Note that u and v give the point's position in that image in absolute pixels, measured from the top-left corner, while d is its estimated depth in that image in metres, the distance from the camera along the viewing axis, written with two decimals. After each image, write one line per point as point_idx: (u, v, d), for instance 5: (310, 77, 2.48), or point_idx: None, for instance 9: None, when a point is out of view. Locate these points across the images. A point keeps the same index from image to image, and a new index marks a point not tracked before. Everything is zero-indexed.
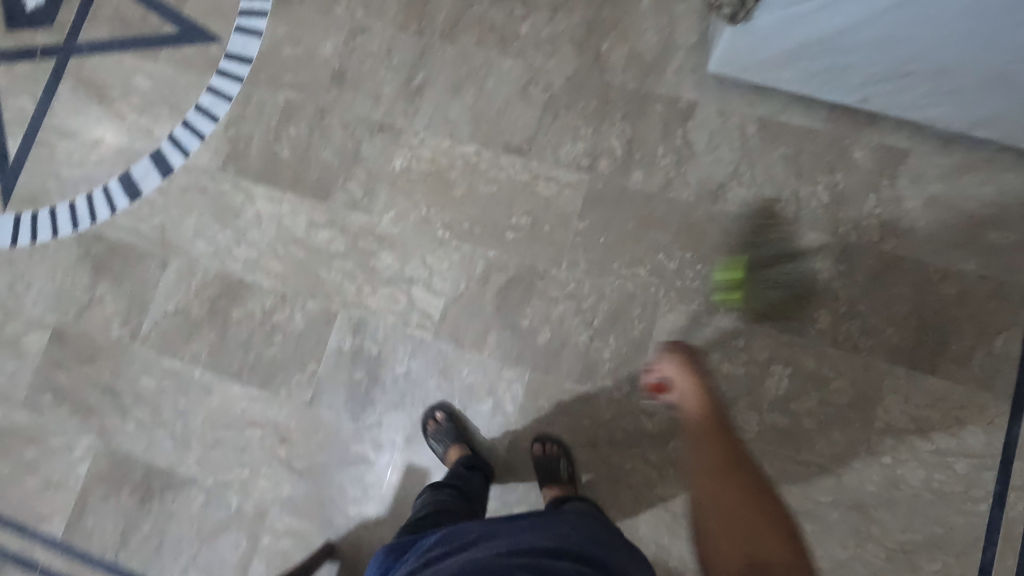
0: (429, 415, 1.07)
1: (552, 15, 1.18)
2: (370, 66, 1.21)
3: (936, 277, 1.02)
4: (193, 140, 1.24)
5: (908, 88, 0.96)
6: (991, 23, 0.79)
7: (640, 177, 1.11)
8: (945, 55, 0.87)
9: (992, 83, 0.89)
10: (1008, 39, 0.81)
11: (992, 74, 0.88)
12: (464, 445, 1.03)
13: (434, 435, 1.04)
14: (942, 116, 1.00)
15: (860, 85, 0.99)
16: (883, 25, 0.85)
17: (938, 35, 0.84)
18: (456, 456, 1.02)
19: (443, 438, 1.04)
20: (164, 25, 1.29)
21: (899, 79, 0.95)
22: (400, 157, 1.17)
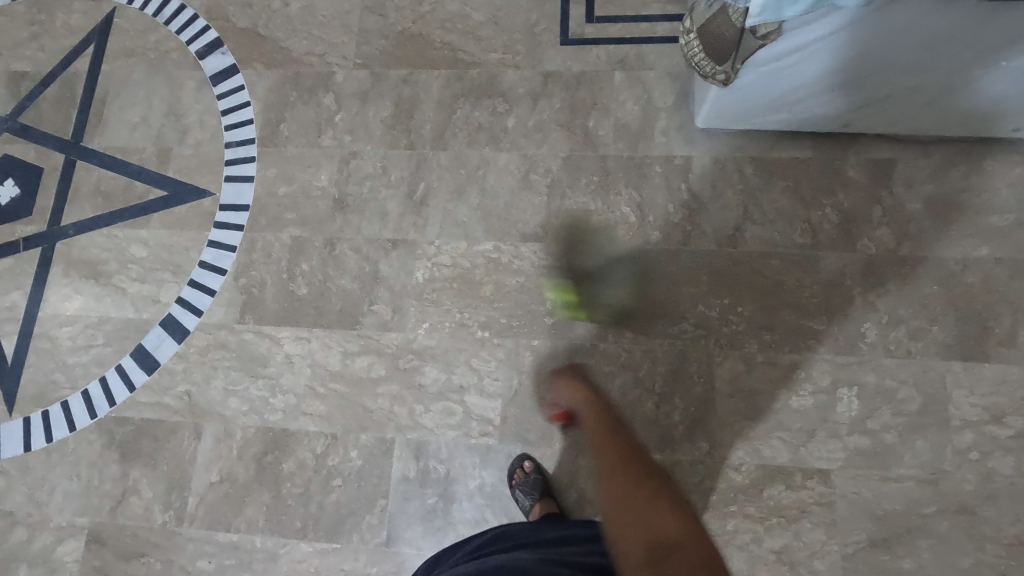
0: (516, 465, 1.04)
1: (534, 105, 1.23)
2: (369, 187, 1.22)
3: (958, 269, 1.06)
4: (203, 297, 1.20)
5: (887, 111, 1.03)
6: (954, 46, 0.87)
7: (658, 236, 1.14)
8: (917, 78, 0.94)
9: (963, 93, 0.97)
10: (972, 55, 0.88)
11: (962, 86, 0.95)
12: (551, 501, 1.01)
13: (522, 486, 1.02)
14: (922, 128, 1.07)
15: (841, 116, 1.06)
16: (863, 62, 0.91)
17: (909, 64, 0.91)
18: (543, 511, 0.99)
19: (530, 491, 1.01)
20: (150, 191, 1.28)
21: (877, 106, 1.02)
22: (420, 268, 1.17)
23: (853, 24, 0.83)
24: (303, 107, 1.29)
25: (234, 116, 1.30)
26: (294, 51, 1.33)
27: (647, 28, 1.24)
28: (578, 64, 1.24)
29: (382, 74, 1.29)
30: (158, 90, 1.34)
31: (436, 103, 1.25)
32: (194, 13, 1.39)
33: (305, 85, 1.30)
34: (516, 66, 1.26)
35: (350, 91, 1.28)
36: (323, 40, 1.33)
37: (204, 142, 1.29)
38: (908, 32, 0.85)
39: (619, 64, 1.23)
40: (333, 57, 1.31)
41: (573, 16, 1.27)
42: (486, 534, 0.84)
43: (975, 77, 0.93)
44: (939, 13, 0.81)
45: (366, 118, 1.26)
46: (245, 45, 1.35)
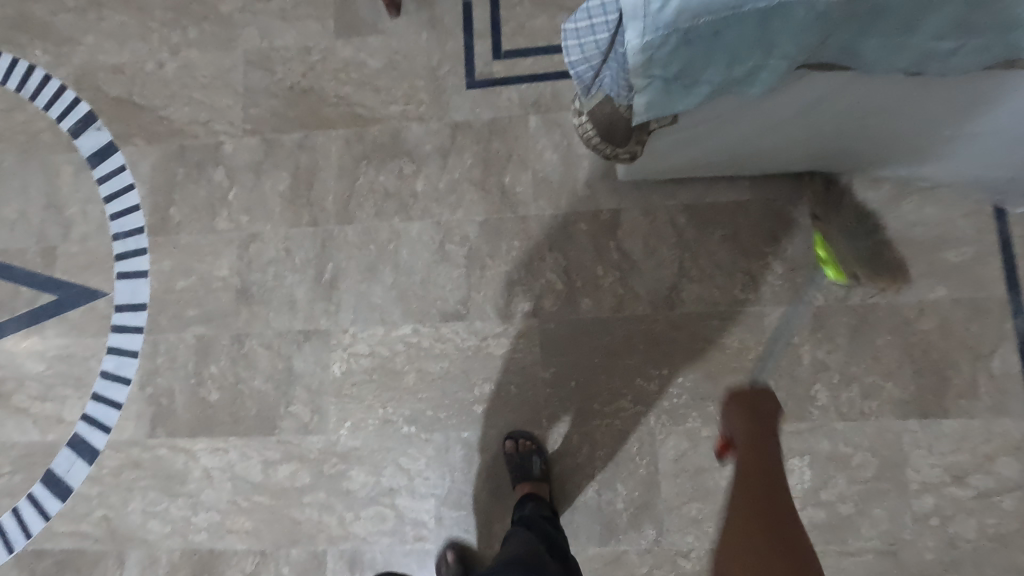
0: (441, 553, 0.99)
1: (444, 162, 1.11)
2: (274, 273, 1.11)
3: (912, 315, 0.97)
4: (110, 412, 1.11)
5: (829, 151, 0.89)
6: (894, 104, 0.73)
7: (589, 304, 1.04)
8: (855, 128, 0.80)
9: (906, 140, 0.84)
10: (918, 104, 0.73)
11: (910, 129, 0.80)
12: None
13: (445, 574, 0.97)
14: (867, 163, 0.93)
15: (777, 157, 0.91)
16: (784, 127, 0.79)
17: (845, 117, 0.76)
18: None
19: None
20: (38, 296, 1.17)
21: (816, 147, 0.87)
22: (337, 360, 1.07)
23: (759, 106, 0.70)
24: (193, 186, 1.16)
25: (119, 203, 1.18)
26: (177, 120, 1.19)
27: (562, 62, 1.11)
28: (488, 110, 1.11)
29: (275, 140, 1.16)
30: (33, 179, 1.21)
31: (337, 169, 1.13)
32: (61, 84, 1.23)
33: (193, 160, 1.17)
34: (421, 118, 1.13)
35: (242, 163, 1.16)
36: (207, 105, 1.19)
37: (89, 235, 1.17)
38: (839, 94, 0.69)
39: (533, 106, 1.10)
40: (220, 124, 1.18)
41: (478, 54, 1.13)
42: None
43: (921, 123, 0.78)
44: (859, 86, 0.68)
45: (262, 193, 1.14)
46: (122, 118, 1.20)
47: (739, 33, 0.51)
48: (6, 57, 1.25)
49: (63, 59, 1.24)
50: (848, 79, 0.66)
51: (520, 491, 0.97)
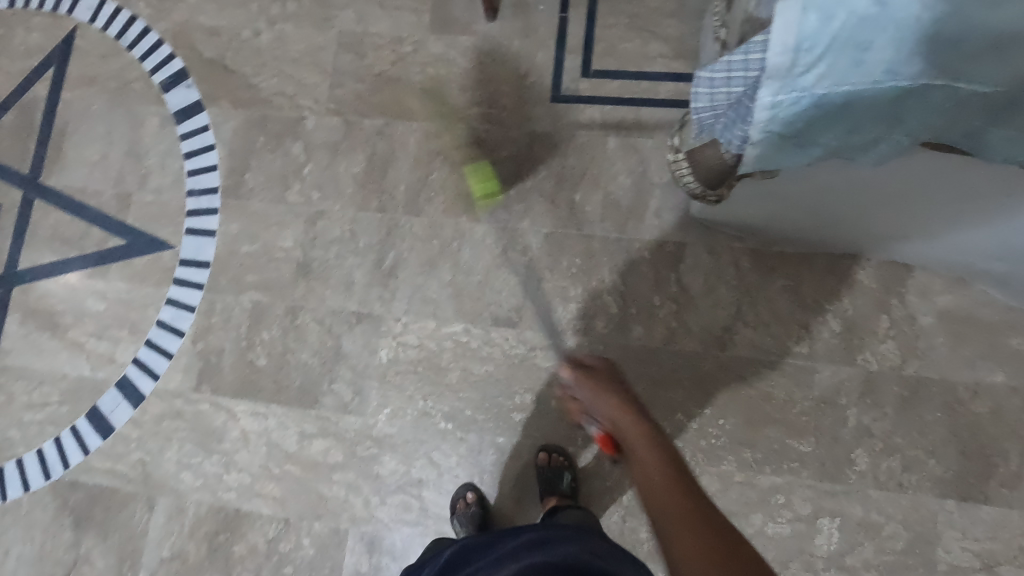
0: (459, 494, 1.02)
1: (518, 170, 1.12)
2: (336, 253, 1.14)
3: (967, 396, 0.97)
4: (160, 361, 1.15)
5: (906, 234, 0.91)
6: (984, 199, 0.75)
7: (640, 331, 1.05)
8: (941, 216, 0.82)
9: (984, 242, 0.86)
10: (1006, 207, 0.76)
11: (992, 231, 0.83)
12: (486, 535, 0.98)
13: (460, 517, 1.00)
14: (938, 259, 0.95)
15: (851, 228, 0.93)
16: (871, 194, 0.81)
17: (933, 199, 0.78)
18: None
19: (467, 523, 0.99)
20: (108, 239, 1.20)
21: (891, 227, 0.90)
22: (385, 347, 1.09)
23: (855, 169, 0.72)
24: (270, 156, 1.19)
25: (197, 161, 1.21)
26: (264, 89, 1.22)
27: (649, 88, 1.12)
28: (568, 126, 1.12)
29: (356, 124, 1.18)
30: (120, 125, 1.25)
31: (412, 161, 1.15)
32: (158, 37, 1.27)
33: (273, 130, 1.20)
34: (501, 124, 1.14)
35: (321, 141, 1.18)
36: (294, 80, 1.22)
37: (165, 188, 1.21)
38: (945, 176, 0.72)
39: (614, 129, 1.11)
40: (304, 100, 1.20)
41: (567, 69, 1.14)
42: (453, 549, 0.73)
43: (1005, 230, 0.81)
44: (959, 171, 0.70)
45: (336, 173, 1.17)
46: (212, 79, 1.24)
47: (867, 106, 0.51)
48: (111, 4, 1.30)
49: (164, 14, 1.28)
50: (950, 162, 0.68)
51: (548, 504, 0.98)
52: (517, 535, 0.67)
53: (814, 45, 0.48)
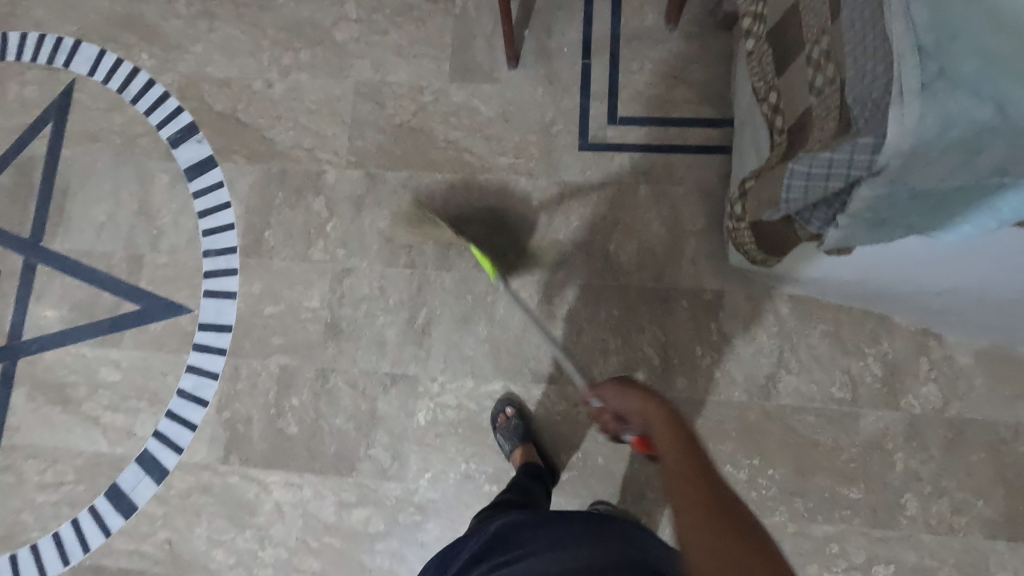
0: (498, 409, 1.04)
1: (549, 220, 1.11)
2: (365, 312, 1.10)
3: (1009, 435, 0.98)
4: (183, 432, 1.09)
5: (954, 311, 0.92)
6: None
7: (684, 383, 1.04)
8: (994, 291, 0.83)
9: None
10: None
11: None
12: (533, 447, 1.00)
13: (504, 431, 1.01)
14: (973, 324, 0.95)
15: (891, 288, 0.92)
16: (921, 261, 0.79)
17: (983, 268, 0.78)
18: (523, 458, 0.99)
19: (512, 435, 1.01)
20: (120, 304, 1.15)
21: (933, 291, 0.89)
22: (423, 409, 1.06)
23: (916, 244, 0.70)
24: (290, 212, 1.15)
25: (213, 219, 1.16)
26: (280, 142, 1.18)
27: (677, 133, 1.11)
28: (598, 174, 1.11)
29: (379, 176, 1.15)
30: (126, 182, 1.19)
31: (440, 214, 1.12)
32: (164, 90, 1.22)
33: (293, 185, 1.16)
34: (530, 173, 1.12)
35: (343, 195, 1.15)
36: (312, 132, 1.18)
37: (179, 248, 1.16)
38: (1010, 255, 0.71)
39: (645, 176, 1.11)
40: (324, 152, 1.17)
41: (594, 116, 1.13)
42: (497, 522, 0.72)
43: None
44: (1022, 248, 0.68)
45: (361, 228, 1.13)
46: (224, 132, 1.19)
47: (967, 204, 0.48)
48: (112, 56, 1.25)
49: (169, 65, 1.23)
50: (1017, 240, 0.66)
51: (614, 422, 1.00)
52: (564, 518, 0.67)
53: (930, 148, 0.45)
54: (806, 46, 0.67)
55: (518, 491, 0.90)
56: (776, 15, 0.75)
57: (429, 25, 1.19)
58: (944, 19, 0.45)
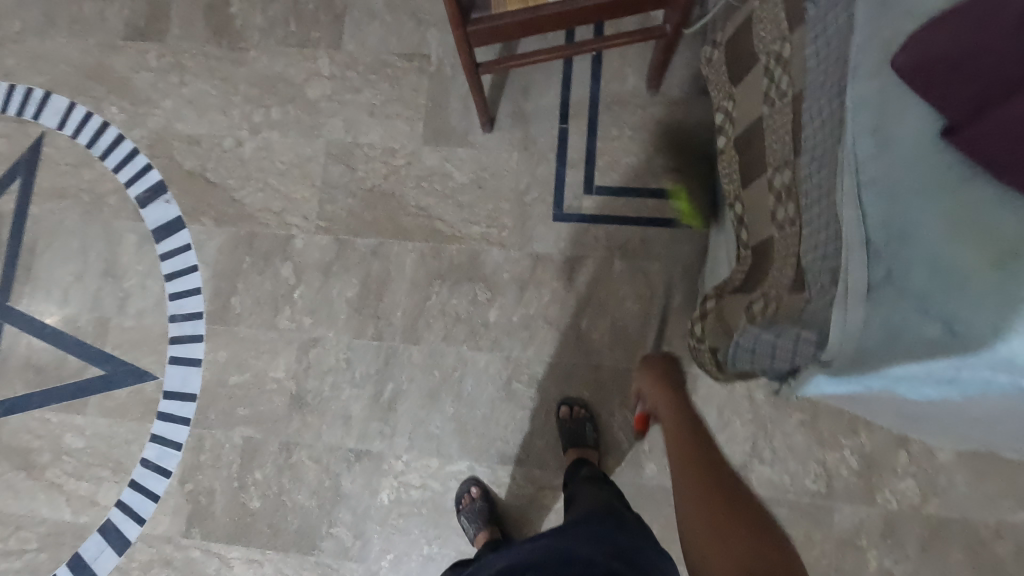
0: (463, 489, 1.02)
1: (521, 293, 1.07)
2: (331, 385, 1.08)
3: (988, 536, 0.94)
4: (146, 502, 1.08)
5: (916, 430, 0.90)
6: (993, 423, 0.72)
7: (654, 470, 1.01)
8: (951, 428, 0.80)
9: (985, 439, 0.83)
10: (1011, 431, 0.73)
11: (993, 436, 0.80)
12: (496, 531, 0.98)
13: (468, 513, 0.99)
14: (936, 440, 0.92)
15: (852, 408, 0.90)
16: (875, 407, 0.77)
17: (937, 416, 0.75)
18: (486, 542, 0.96)
19: (476, 518, 0.99)
20: (85, 368, 1.13)
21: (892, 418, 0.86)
22: (387, 488, 1.04)
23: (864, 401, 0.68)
24: (257, 278, 1.13)
25: (180, 283, 1.14)
26: (249, 205, 1.15)
27: (655, 205, 1.07)
28: (573, 247, 1.08)
29: (349, 243, 1.12)
30: (94, 242, 1.17)
31: (409, 284, 1.09)
32: (134, 146, 1.20)
33: (261, 249, 1.13)
34: (502, 244, 1.09)
35: (311, 261, 1.12)
36: (281, 194, 1.15)
37: (145, 312, 1.14)
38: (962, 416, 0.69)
39: (620, 250, 1.07)
40: (293, 216, 1.14)
41: (570, 185, 1.09)
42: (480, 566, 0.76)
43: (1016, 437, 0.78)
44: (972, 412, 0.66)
45: (329, 296, 1.11)
46: (193, 193, 1.17)
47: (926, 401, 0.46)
48: (82, 108, 1.22)
49: (139, 119, 1.21)
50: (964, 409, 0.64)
51: (570, 457, 0.99)
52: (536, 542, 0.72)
53: (876, 348, 0.46)
54: (767, 169, 0.63)
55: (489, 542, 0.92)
56: (743, 120, 0.71)
57: (403, 83, 1.16)
58: (896, 221, 0.46)
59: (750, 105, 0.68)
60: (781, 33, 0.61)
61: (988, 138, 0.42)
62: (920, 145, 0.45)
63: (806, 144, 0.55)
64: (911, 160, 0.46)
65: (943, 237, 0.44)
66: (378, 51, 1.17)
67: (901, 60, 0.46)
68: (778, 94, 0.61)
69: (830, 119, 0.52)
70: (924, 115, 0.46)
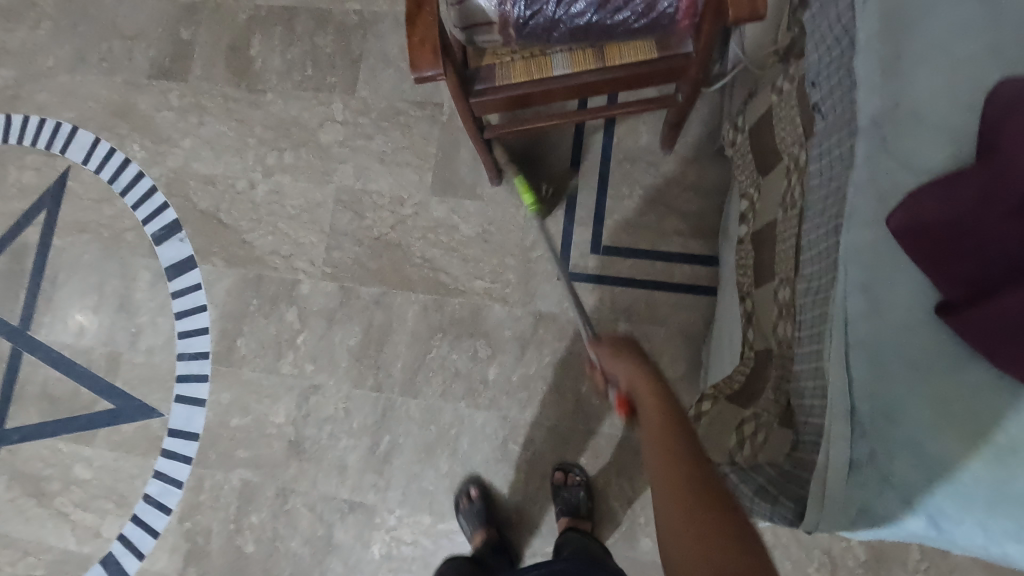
0: (463, 489, 1.02)
1: (522, 352, 1.06)
2: (329, 433, 1.09)
3: None
4: (146, 538, 1.11)
5: None
6: None
7: (649, 543, 0.99)
8: None
9: None
10: None
11: None
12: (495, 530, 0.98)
13: (466, 512, 0.99)
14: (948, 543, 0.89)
15: None
16: None
17: None
18: (482, 539, 0.97)
19: (473, 517, 0.99)
20: (96, 400, 1.16)
21: None
22: (378, 541, 1.04)
23: None
24: (263, 321, 1.14)
25: (189, 322, 1.16)
26: (258, 247, 1.17)
27: (664, 268, 1.04)
28: (576, 307, 1.06)
29: (353, 291, 1.12)
30: (112, 276, 1.21)
31: (410, 336, 1.09)
32: (152, 183, 1.23)
33: (268, 293, 1.15)
34: (504, 300, 1.08)
35: (316, 307, 1.13)
36: (289, 238, 1.16)
37: (155, 349, 1.16)
38: None
39: (625, 313, 1.04)
40: (300, 260, 1.15)
41: (577, 243, 1.07)
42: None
43: None
44: None
45: (331, 345, 1.11)
46: (206, 232, 1.19)
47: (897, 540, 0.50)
48: (106, 145, 1.26)
49: (159, 158, 1.24)
50: None
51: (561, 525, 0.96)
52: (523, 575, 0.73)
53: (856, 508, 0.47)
54: (773, 278, 0.62)
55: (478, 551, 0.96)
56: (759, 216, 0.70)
57: (414, 131, 1.15)
58: (882, 391, 0.47)
59: (767, 205, 0.67)
60: (798, 138, 0.60)
61: (975, 329, 0.45)
62: (909, 318, 0.47)
63: (804, 269, 0.56)
64: (901, 321, 0.47)
65: (922, 410, 0.46)
66: (391, 98, 1.17)
67: (896, 223, 0.47)
68: (789, 203, 0.60)
69: (828, 253, 0.53)
70: (915, 290, 0.48)
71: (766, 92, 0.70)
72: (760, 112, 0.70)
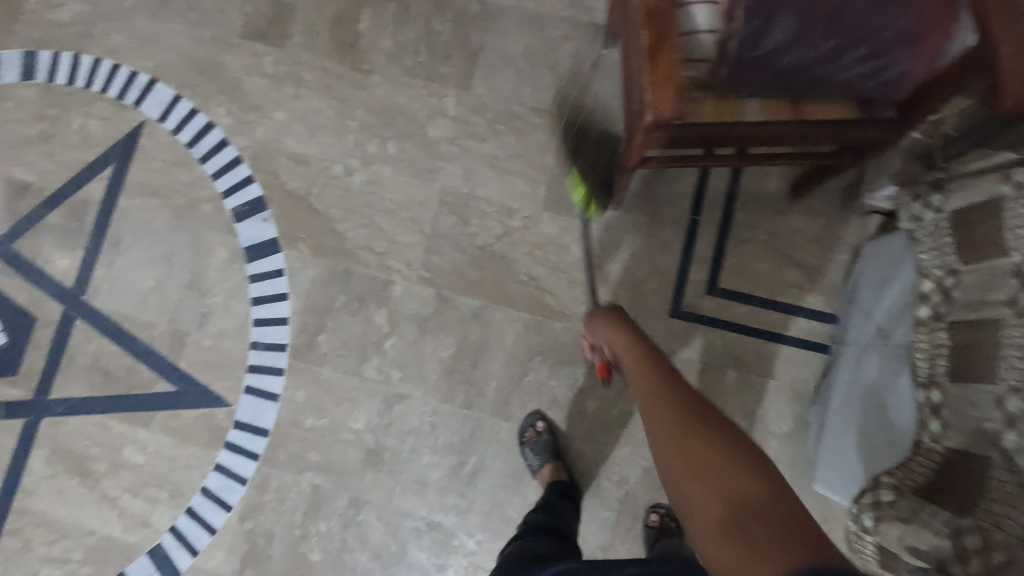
0: (529, 422, 1.01)
1: (623, 387, 1.03)
2: (411, 446, 1.04)
3: None
4: (201, 535, 1.04)
5: None
6: None
7: None
8: None
9: None
10: None
11: None
12: (561, 466, 0.98)
13: (533, 445, 0.99)
14: None
15: None
16: None
17: None
18: (550, 474, 0.96)
19: (541, 451, 0.99)
20: (156, 381, 1.08)
21: None
22: (454, 564, 1.01)
23: None
24: (348, 320, 1.07)
25: (266, 309, 1.09)
26: (350, 240, 1.09)
27: (779, 319, 1.02)
28: (685, 348, 1.03)
29: (450, 300, 1.06)
30: (183, 248, 1.12)
31: (506, 356, 1.05)
32: (236, 154, 1.14)
33: (357, 290, 1.08)
34: None
35: (408, 312, 1.07)
36: (385, 235, 1.09)
37: (225, 334, 1.09)
38: None
39: (735, 361, 1.02)
40: (395, 260, 1.08)
41: (692, 281, 1.04)
42: (557, 566, 0.67)
43: None
44: None
45: (421, 354, 1.06)
46: (293, 216, 1.11)
47: None
48: (186, 104, 1.16)
49: (246, 127, 1.14)
50: None
51: None
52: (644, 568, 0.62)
53: None
54: (999, 381, 0.60)
55: (548, 513, 0.86)
56: (963, 305, 0.68)
57: (531, 140, 1.10)
58: None
59: (984, 297, 0.65)
60: None
61: None
62: None
63: None
64: None
65: None
66: (509, 100, 1.11)
67: None
68: None
69: None
70: None
71: (986, 178, 0.68)
72: (987, 199, 0.67)
